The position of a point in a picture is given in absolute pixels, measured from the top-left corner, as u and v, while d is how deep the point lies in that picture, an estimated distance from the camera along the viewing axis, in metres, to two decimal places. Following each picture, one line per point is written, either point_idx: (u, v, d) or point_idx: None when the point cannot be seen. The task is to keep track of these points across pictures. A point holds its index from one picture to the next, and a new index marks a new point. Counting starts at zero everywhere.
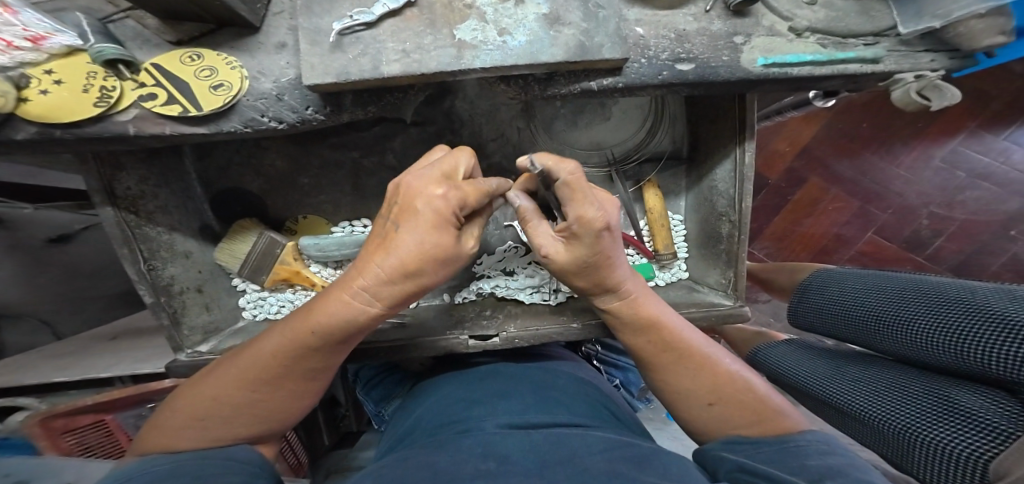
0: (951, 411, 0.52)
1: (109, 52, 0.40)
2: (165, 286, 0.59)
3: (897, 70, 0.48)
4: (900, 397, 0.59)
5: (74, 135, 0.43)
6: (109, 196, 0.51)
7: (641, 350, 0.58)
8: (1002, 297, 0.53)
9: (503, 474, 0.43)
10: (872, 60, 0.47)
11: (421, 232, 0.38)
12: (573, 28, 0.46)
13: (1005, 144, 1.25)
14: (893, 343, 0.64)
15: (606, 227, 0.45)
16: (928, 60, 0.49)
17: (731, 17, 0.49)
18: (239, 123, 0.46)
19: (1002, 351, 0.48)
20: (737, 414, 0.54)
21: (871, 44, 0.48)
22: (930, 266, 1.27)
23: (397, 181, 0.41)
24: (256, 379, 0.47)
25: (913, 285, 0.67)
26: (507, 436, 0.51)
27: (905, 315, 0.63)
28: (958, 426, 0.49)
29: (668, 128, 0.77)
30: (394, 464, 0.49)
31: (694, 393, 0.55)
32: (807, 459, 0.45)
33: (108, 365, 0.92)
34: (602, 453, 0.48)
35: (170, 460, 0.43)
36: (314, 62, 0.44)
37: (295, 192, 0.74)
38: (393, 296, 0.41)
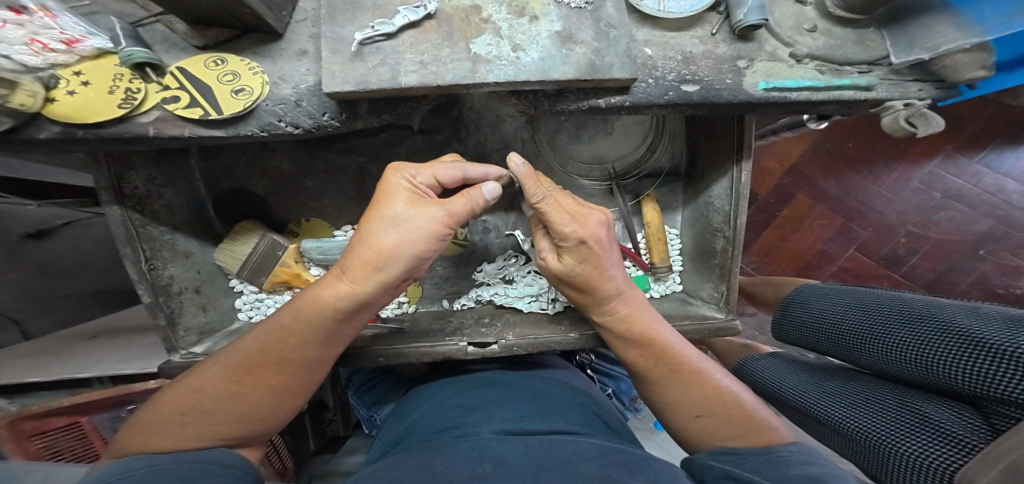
0: (924, 424, 0.55)
1: (139, 56, 0.40)
2: (164, 286, 0.57)
3: (888, 98, 0.51)
4: (875, 410, 0.62)
5: (96, 135, 0.43)
6: (116, 194, 0.50)
7: (633, 364, 0.59)
8: (971, 316, 0.57)
9: (499, 478, 0.44)
10: (865, 87, 0.50)
11: (406, 233, 0.42)
12: (584, 47, 0.48)
13: (977, 167, 1.32)
14: (870, 357, 0.67)
15: (582, 240, 0.49)
16: (916, 90, 0.51)
17: (736, 41, 0.51)
18: (256, 127, 0.46)
19: (973, 367, 0.51)
20: (724, 427, 0.55)
21: (865, 72, 0.50)
22: (907, 283, 1.33)
23: (390, 185, 0.44)
24: (240, 368, 0.48)
25: (888, 302, 0.70)
26: (504, 442, 0.51)
27: (881, 330, 0.66)
28: (932, 440, 0.52)
29: (667, 145, 0.80)
30: (392, 467, 0.49)
31: (683, 406, 0.58)
32: (792, 468, 0.47)
33: (88, 364, 0.89)
34: (595, 460, 0.49)
35: (148, 463, 0.42)
36: (334, 70, 0.45)
37: (299, 195, 0.74)
38: (367, 273, 0.43)
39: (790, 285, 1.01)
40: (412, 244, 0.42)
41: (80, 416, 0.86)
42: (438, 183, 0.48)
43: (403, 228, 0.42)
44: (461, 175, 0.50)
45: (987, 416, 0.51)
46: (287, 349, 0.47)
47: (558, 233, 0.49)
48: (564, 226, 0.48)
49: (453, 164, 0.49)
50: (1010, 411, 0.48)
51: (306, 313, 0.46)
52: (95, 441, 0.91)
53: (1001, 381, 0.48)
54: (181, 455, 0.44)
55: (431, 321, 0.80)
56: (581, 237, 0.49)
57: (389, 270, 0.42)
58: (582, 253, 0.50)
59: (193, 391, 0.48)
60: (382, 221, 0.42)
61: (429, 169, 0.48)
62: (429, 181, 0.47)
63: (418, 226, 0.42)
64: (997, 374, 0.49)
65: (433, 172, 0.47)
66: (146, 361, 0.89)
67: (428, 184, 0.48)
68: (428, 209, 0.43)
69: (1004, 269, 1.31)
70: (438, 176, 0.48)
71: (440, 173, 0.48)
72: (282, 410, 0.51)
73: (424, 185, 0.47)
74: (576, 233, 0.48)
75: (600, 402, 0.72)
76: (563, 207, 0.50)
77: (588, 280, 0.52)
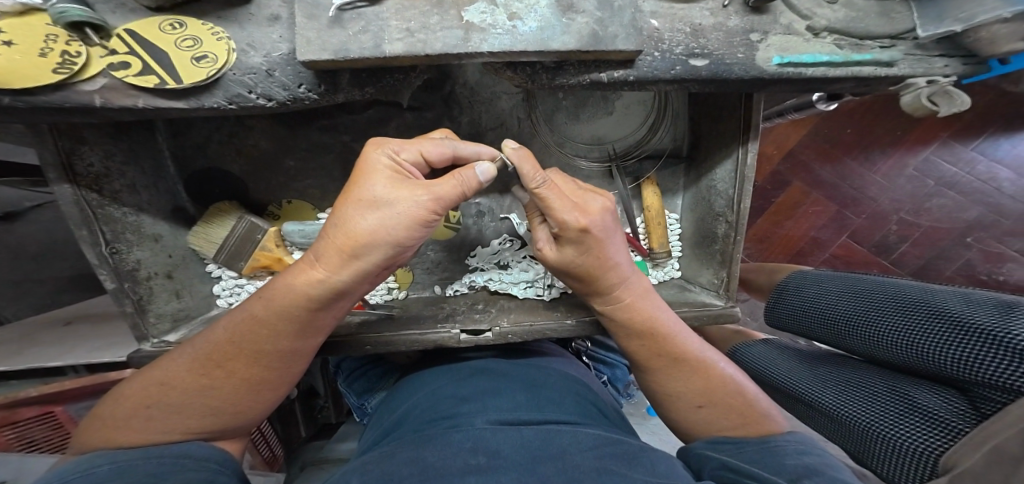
0: (913, 409, 0.55)
1: (74, 14, 0.35)
2: (130, 271, 0.53)
3: (910, 75, 0.48)
4: (865, 396, 0.61)
5: (25, 103, 0.37)
6: (67, 173, 0.46)
7: (634, 354, 0.58)
8: (961, 301, 0.57)
9: (492, 471, 0.43)
10: (887, 63, 0.47)
11: (386, 219, 0.38)
12: (586, 16, 0.44)
13: (972, 155, 1.31)
14: (860, 343, 0.66)
15: (585, 228, 0.46)
16: (941, 66, 0.48)
17: (749, 14, 0.47)
18: (223, 98, 0.42)
19: (964, 353, 0.51)
20: (725, 416, 0.54)
21: (886, 47, 0.47)
22: (895, 270, 1.34)
23: (367, 164, 0.41)
24: (211, 362, 0.45)
25: (881, 288, 0.69)
26: (498, 432, 0.50)
27: (873, 316, 0.65)
28: (921, 426, 0.53)
29: (670, 125, 0.76)
30: (379, 461, 0.47)
31: (685, 396, 0.56)
32: (788, 458, 0.46)
33: (60, 353, 0.86)
34: (593, 451, 0.47)
35: (113, 459, 0.40)
36: (310, 36, 0.41)
37: (280, 175, 0.70)
38: (344, 260, 0.40)
39: (783, 271, 0.99)
40: (393, 231, 0.39)
41: (54, 405, 0.84)
42: (424, 160, 0.45)
43: (382, 213, 0.38)
44: (449, 152, 0.47)
45: (972, 400, 0.51)
46: (260, 341, 0.44)
47: (558, 223, 0.46)
48: (567, 216, 0.45)
49: (442, 140, 0.45)
50: (996, 396, 0.48)
51: (281, 302, 0.42)
52: (70, 429, 0.89)
53: (990, 367, 0.48)
54: (147, 452, 0.42)
55: (423, 307, 0.78)
56: (583, 226, 0.46)
57: (368, 257, 0.39)
58: (582, 244, 0.47)
59: (160, 384, 0.45)
60: (360, 205, 0.39)
61: (414, 145, 0.44)
62: (414, 159, 0.44)
63: (398, 211, 0.38)
64: (986, 359, 0.49)
65: (419, 150, 0.44)
66: (122, 349, 0.86)
67: (413, 162, 0.44)
68: (411, 191, 0.39)
69: (989, 256, 1.32)
70: (424, 154, 0.44)
71: (426, 151, 0.44)
72: (260, 402, 0.48)
73: (409, 165, 0.43)
74: (579, 221, 0.45)
75: (595, 391, 0.71)
76: (565, 194, 0.47)
77: (586, 270, 0.50)
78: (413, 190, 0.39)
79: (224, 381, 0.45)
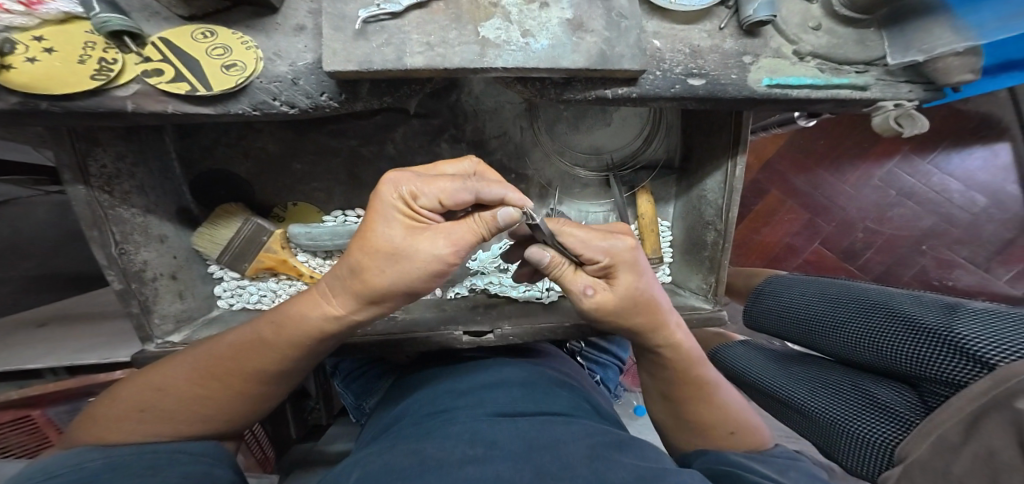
0: (872, 404, 0.60)
1: (116, 24, 0.35)
2: (136, 272, 0.53)
3: (881, 98, 0.53)
4: (832, 393, 0.67)
5: (62, 108, 0.38)
6: (81, 174, 0.45)
7: (669, 382, 0.58)
8: (913, 303, 0.62)
9: (491, 459, 0.44)
10: (861, 87, 0.53)
11: (402, 272, 0.36)
12: (595, 36, 0.47)
13: (927, 168, 1.42)
14: (828, 344, 0.72)
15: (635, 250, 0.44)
16: (906, 91, 0.54)
17: (742, 37, 0.52)
18: (248, 105, 0.43)
19: (911, 349, 0.56)
20: (747, 441, 0.56)
21: (861, 72, 0.53)
22: (860, 275, 1.43)
23: (375, 205, 0.36)
24: (212, 373, 0.44)
25: (846, 292, 0.75)
26: (495, 424, 0.52)
27: (839, 318, 0.71)
28: (877, 418, 0.58)
29: (663, 138, 0.80)
30: (384, 452, 0.48)
31: (718, 422, 0.57)
32: (777, 460, 0.51)
33: (38, 354, 0.83)
34: (584, 440, 0.50)
35: (106, 455, 0.39)
36: (336, 47, 0.42)
37: (286, 178, 0.70)
38: (353, 300, 0.39)
39: (760, 275, 1.05)
40: (409, 283, 0.37)
41: (32, 409, 0.81)
42: (441, 205, 0.38)
43: (399, 267, 0.36)
44: (470, 198, 0.38)
45: (920, 393, 0.56)
46: (266, 354, 0.44)
47: (609, 253, 0.43)
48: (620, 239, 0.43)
49: (463, 184, 0.37)
50: (941, 390, 0.52)
51: (290, 331, 0.42)
52: (49, 434, 0.86)
53: (931, 361, 0.53)
54: (141, 449, 0.41)
55: (424, 310, 0.79)
56: (633, 245, 0.44)
57: (386, 301, 0.39)
58: (638, 267, 0.44)
59: (158, 388, 0.45)
60: (374, 253, 0.36)
61: (433, 186, 0.37)
62: (434, 203, 0.38)
63: (417, 265, 0.36)
64: (931, 355, 0.54)
65: (440, 195, 0.37)
66: (111, 350, 0.84)
67: (431, 206, 0.38)
68: (431, 243, 0.35)
69: (941, 262, 1.43)
70: (445, 198, 0.37)
71: (447, 195, 0.37)
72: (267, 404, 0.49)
73: (427, 214, 0.37)
74: (628, 239, 0.44)
75: (591, 392, 0.74)
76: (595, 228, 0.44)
77: (634, 311, 0.46)
78: (433, 246, 0.35)
79: (224, 390, 0.45)
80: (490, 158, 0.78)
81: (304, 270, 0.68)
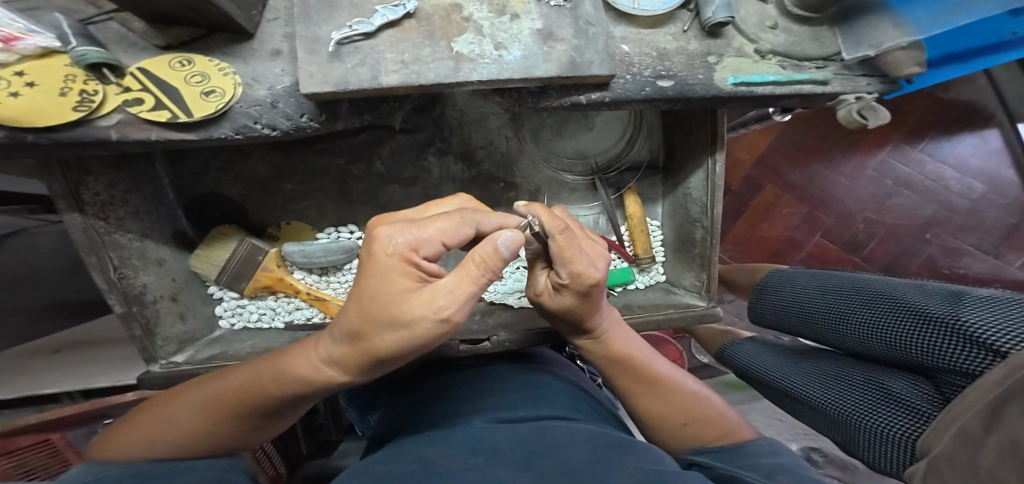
0: (888, 397, 0.59)
1: (93, 56, 0.38)
2: (137, 295, 0.55)
3: (842, 92, 0.54)
4: (847, 388, 0.65)
5: (49, 140, 0.39)
6: (75, 201, 0.47)
7: (616, 382, 0.62)
8: (917, 293, 0.61)
9: (491, 466, 0.44)
10: (821, 81, 0.53)
11: (404, 341, 0.33)
12: (565, 44, 0.50)
13: (920, 156, 1.41)
14: (839, 338, 0.71)
15: (596, 282, 0.47)
16: (865, 84, 0.54)
17: (706, 37, 0.53)
18: (230, 129, 0.45)
19: (920, 339, 0.55)
20: (708, 430, 0.59)
21: (820, 67, 0.54)
22: (866, 266, 1.41)
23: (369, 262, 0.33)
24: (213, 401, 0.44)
25: (850, 283, 0.74)
26: (496, 430, 0.52)
27: (846, 312, 0.70)
28: (895, 411, 0.56)
29: (646, 139, 0.81)
30: (386, 460, 0.49)
31: (670, 415, 0.59)
32: (761, 459, 0.51)
33: (56, 379, 0.85)
34: (586, 443, 0.50)
35: (111, 468, 0.38)
36: (312, 70, 0.43)
37: (277, 198, 0.72)
38: (353, 360, 0.37)
39: (762, 271, 1.05)
40: (414, 346, 0.34)
41: (51, 433, 0.82)
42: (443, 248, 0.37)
43: (409, 333, 0.33)
44: (469, 232, 0.38)
45: (939, 385, 0.54)
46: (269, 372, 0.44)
47: (569, 276, 0.46)
48: (584, 264, 0.45)
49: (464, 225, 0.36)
50: (956, 380, 0.51)
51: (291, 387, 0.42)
52: (68, 457, 0.87)
53: (943, 350, 0.52)
54: (151, 459, 0.41)
55: None
56: (594, 279, 0.46)
57: (391, 361, 0.36)
58: (591, 294, 0.48)
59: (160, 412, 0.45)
60: (375, 319, 0.33)
61: (433, 231, 0.36)
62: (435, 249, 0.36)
63: (421, 334, 0.33)
64: (942, 346, 0.52)
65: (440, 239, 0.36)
66: (124, 375, 0.85)
67: (433, 252, 0.36)
68: (432, 309, 0.32)
69: (948, 251, 1.41)
70: (446, 239, 0.37)
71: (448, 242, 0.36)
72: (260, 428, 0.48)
73: (429, 268, 0.35)
74: (592, 273, 0.46)
75: (593, 393, 0.75)
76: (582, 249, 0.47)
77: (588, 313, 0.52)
78: (438, 311, 0.32)
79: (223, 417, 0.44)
80: (478, 169, 0.79)
81: (300, 287, 0.70)
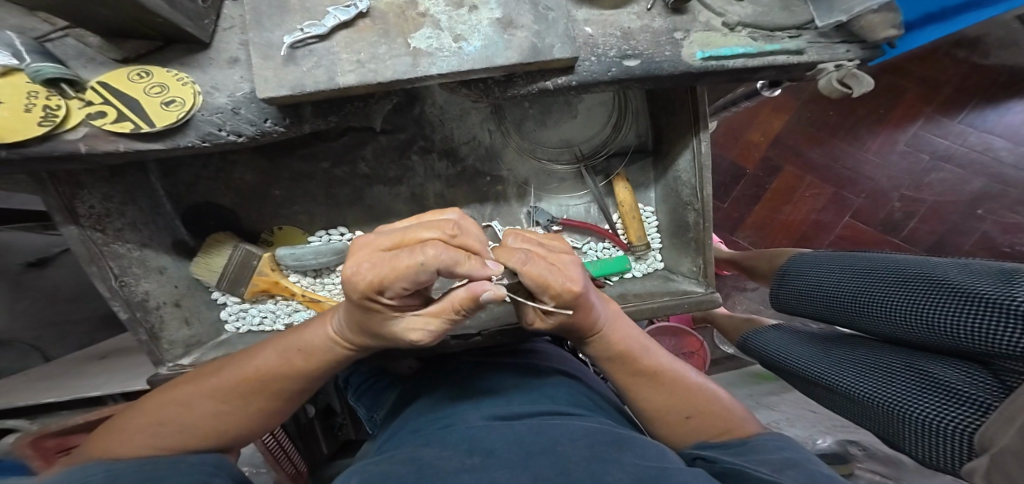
0: (931, 384, 0.50)
1: (48, 71, 0.41)
2: (140, 302, 0.59)
3: (821, 60, 0.55)
4: (883, 375, 0.56)
5: (21, 156, 0.43)
6: (70, 215, 0.51)
7: (616, 379, 0.55)
8: (962, 271, 0.52)
9: (487, 467, 0.40)
10: (795, 51, 0.54)
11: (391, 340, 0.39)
12: (525, 31, 0.48)
13: (961, 127, 1.28)
14: (872, 323, 0.62)
15: (579, 294, 0.38)
16: (844, 51, 0.55)
17: (671, 14, 0.54)
18: (195, 137, 0.48)
19: (971, 322, 0.46)
20: (712, 424, 0.54)
21: (794, 36, 0.54)
22: (907, 248, 1.28)
23: (343, 288, 0.32)
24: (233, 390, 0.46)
25: (880, 263, 0.66)
26: (489, 429, 0.48)
27: (879, 294, 0.60)
28: (940, 399, 0.48)
29: (633, 123, 0.79)
30: (380, 462, 0.45)
31: (674, 409, 0.54)
32: (768, 454, 0.47)
33: (93, 384, 0.83)
34: (584, 440, 0.46)
35: (109, 466, 0.39)
36: (267, 75, 0.45)
37: (268, 204, 0.75)
38: (355, 336, 0.43)
39: (785, 255, 0.98)
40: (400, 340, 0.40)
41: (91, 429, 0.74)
42: (408, 289, 0.31)
43: (389, 337, 0.38)
44: (434, 275, 0.30)
45: (996, 373, 0.45)
46: (282, 382, 0.47)
47: (552, 296, 0.37)
48: (560, 281, 0.36)
49: (420, 271, 0.28)
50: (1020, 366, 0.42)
51: (311, 354, 0.46)
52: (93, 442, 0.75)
53: (1001, 334, 0.43)
54: (138, 461, 0.40)
55: None
56: (578, 291, 0.38)
57: (375, 343, 0.42)
58: (579, 305, 0.40)
59: (165, 407, 0.46)
60: (360, 323, 0.37)
61: (390, 277, 0.30)
62: (395, 289, 0.31)
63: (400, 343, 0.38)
64: (1000, 328, 0.43)
65: (401, 281, 0.30)
66: (131, 378, 0.82)
67: (397, 292, 0.31)
68: (410, 332, 0.35)
69: (1007, 227, 1.27)
70: (408, 283, 0.30)
71: (408, 288, 0.30)
72: (252, 426, 0.49)
73: (392, 301, 0.33)
74: (573, 288, 0.37)
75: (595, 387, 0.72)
76: (552, 259, 0.38)
77: (585, 320, 0.45)
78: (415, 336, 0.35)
79: (241, 407, 0.47)
80: (463, 165, 0.80)
81: (295, 289, 0.73)
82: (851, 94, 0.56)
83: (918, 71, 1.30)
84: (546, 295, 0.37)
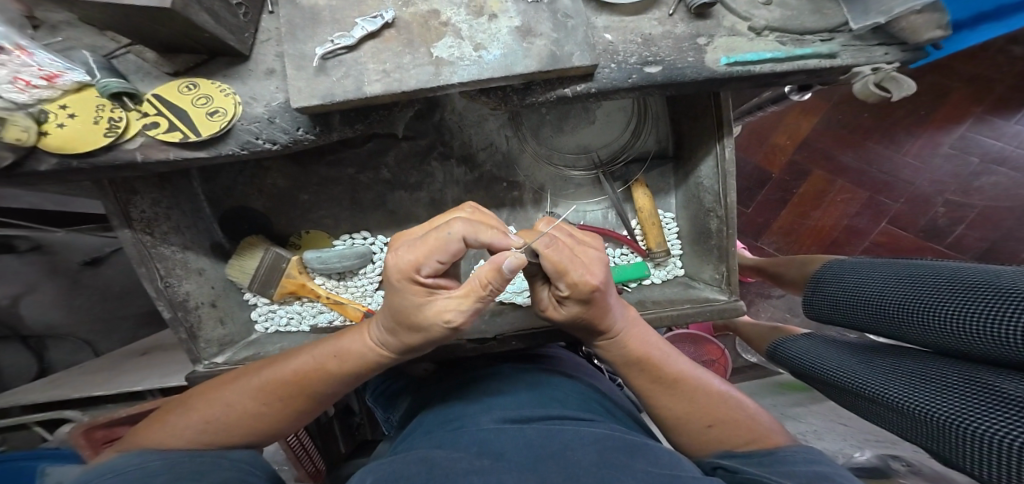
0: (1000, 400, 0.44)
1: (114, 85, 0.45)
2: (181, 302, 0.63)
3: (855, 64, 0.53)
4: (939, 390, 0.51)
5: (89, 164, 0.47)
6: (125, 219, 0.55)
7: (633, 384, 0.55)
8: None
9: (496, 470, 0.40)
10: (827, 55, 0.53)
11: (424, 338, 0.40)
12: (544, 39, 0.49)
13: (1016, 128, 1.21)
14: (926, 333, 0.57)
15: (596, 289, 0.39)
16: (882, 54, 0.54)
17: (694, 19, 0.53)
18: (236, 146, 0.51)
19: None
20: (736, 434, 0.52)
21: (826, 40, 0.53)
22: (954, 256, 1.21)
23: (384, 270, 0.37)
24: (271, 393, 0.48)
25: (932, 271, 0.61)
26: (502, 432, 0.48)
27: (939, 303, 0.55)
28: (1005, 417, 0.42)
29: (652, 128, 0.79)
30: (394, 459, 0.45)
31: (692, 418, 0.53)
32: (795, 466, 0.45)
33: (137, 377, 0.88)
34: (593, 445, 0.45)
35: (156, 458, 0.42)
36: (300, 86, 0.47)
37: (297, 209, 0.79)
38: (392, 342, 0.44)
39: (816, 261, 0.94)
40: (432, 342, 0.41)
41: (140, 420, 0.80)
42: (442, 264, 0.36)
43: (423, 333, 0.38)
44: (463, 242, 0.35)
45: None
46: (316, 385, 0.48)
47: (569, 285, 0.38)
48: (577, 271, 0.37)
49: (450, 235, 0.34)
50: None
51: (346, 362, 0.48)
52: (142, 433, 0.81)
53: None
54: (181, 454, 0.43)
55: None
56: (595, 286, 0.38)
57: (412, 348, 0.43)
58: (593, 302, 0.40)
59: (203, 402, 0.48)
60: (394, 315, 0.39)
61: (426, 251, 0.35)
62: (430, 264, 0.35)
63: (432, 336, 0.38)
64: None
65: (436, 254, 0.35)
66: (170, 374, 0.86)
67: (433, 269, 0.36)
68: (441, 315, 0.35)
69: None
70: (441, 254, 0.35)
71: (445, 258, 0.35)
72: (284, 426, 0.51)
73: (429, 282, 0.36)
74: (590, 281, 0.38)
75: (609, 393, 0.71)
76: (573, 248, 0.39)
77: (597, 319, 0.45)
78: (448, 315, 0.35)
79: (279, 408, 0.49)
80: (480, 170, 0.81)
81: (320, 292, 0.76)
82: (888, 97, 0.55)
83: (961, 70, 1.24)
84: (563, 283, 0.38)
